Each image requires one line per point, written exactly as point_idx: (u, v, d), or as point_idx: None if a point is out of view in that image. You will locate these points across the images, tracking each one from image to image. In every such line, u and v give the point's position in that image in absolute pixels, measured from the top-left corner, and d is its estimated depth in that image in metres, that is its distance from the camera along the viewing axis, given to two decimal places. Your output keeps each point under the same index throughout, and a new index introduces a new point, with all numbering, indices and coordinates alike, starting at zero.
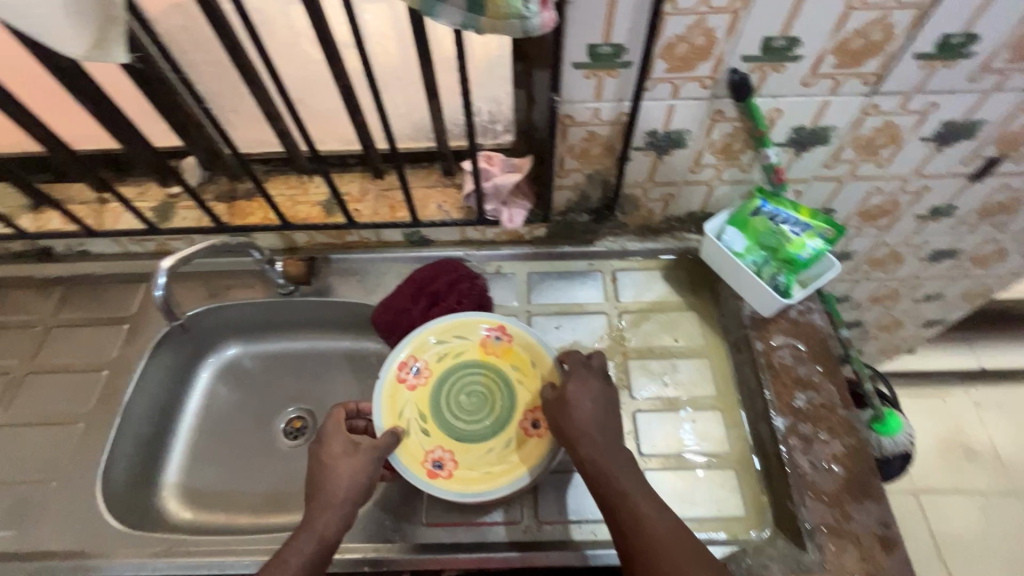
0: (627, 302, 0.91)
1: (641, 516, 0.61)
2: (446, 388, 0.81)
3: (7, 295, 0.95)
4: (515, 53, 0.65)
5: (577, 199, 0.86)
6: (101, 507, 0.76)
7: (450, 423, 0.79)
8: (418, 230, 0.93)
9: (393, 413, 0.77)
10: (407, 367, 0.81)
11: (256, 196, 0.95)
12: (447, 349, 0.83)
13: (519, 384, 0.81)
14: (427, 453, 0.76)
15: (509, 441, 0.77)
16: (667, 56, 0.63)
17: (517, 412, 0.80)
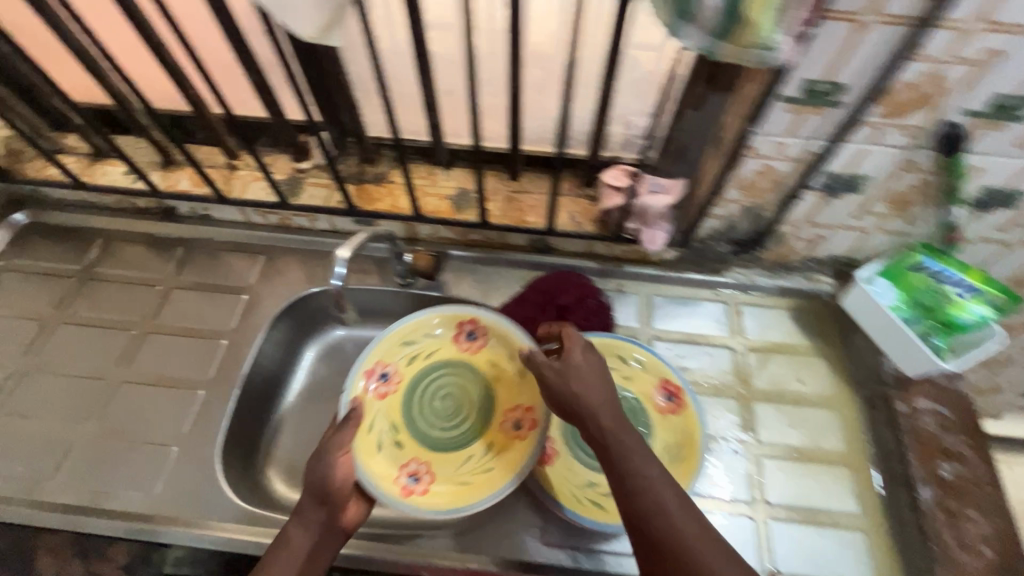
0: (752, 339, 0.88)
1: (656, 500, 0.55)
2: (420, 394, 0.83)
3: (127, 249, 0.95)
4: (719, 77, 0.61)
5: (723, 229, 0.83)
6: (221, 478, 0.75)
7: (426, 433, 0.81)
8: (545, 237, 0.91)
9: (364, 429, 0.78)
10: (373, 375, 0.81)
11: (384, 182, 0.93)
12: (413, 352, 0.84)
13: (500, 383, 0.83)
14: (402, 467, 0.77)
15: (487, 445, 0.79)
16: (885, 100, 0.60)
17: (495, 419, 0.81)
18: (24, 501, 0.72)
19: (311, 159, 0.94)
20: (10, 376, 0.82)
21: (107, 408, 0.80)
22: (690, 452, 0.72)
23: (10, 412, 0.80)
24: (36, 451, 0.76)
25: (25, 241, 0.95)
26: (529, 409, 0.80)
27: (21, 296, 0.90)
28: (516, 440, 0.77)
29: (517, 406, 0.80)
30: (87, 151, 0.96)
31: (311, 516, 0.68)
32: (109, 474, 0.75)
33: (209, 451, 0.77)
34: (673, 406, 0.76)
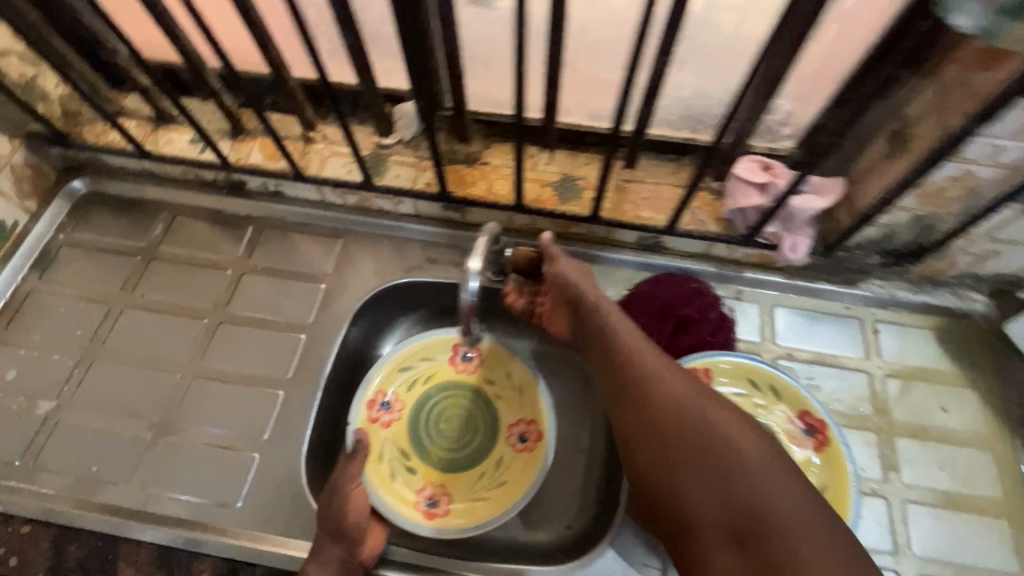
0: (891, 362, 0.77)
1: (698, 432, 0.54)
2: (424, 417, 0.78)
3: (191, 225, 0.87)
4: None
5: (879, 237, 0.72)
6: (307, 490, 0.69)
7: (437, 455, 0.76)
8: (658, 235, 0.79)
9: (372, 458, 0.74)
10: (376, 404, 0.77)
11: (478, 163, 0.83)
12: (415, 375, 0.79)
13: (505, 398, 0.78)
14: (418, 492, 0.73)
15: (497, 461, 0.75)
16: None
17: (501, 432, 0.77)
18: (103, 506, 0.67)
19: (396, 133, 0.84)
20: (78, 364, 0.77)
21: (183, 406, 0.74)
22: (839, 496, 0.65)
23: (81, 404, 0.74)
24: (111, 450, 0.71)
25: (84, 212, 0.87)
26: (533, 421, 0.76)
27: (84, 276, 0.83)
28: (523, 453, 0.75)
29: (523, 419, 0.77)
30: (149, 115, 0.86)
31: (329, 553, 0.62)
32: (189, 480, 0.69)
33: (294, 459, 0.70)
34: (815, 442, 0.68)
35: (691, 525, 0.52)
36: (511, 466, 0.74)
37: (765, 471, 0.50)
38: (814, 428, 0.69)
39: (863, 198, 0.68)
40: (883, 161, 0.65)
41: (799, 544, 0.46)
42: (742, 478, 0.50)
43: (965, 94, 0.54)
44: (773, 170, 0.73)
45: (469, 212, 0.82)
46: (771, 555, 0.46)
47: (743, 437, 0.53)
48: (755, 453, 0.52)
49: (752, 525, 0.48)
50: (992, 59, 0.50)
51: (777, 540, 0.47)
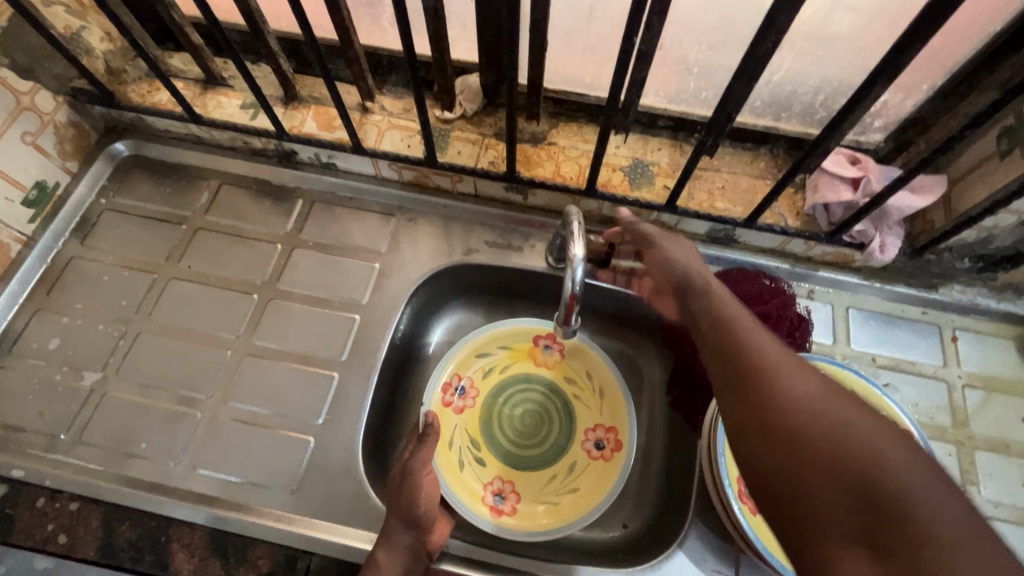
0: (971, 372, 0.74)
1: (797, 401, 0.43)
2: (496, 409, 0.78)
3: (239, 195, 0.83)
4: None
5: (974, 241, 0.68)
6: (365, 479, 0.66)
7: (507, 450, 0.76)
8: (734, 229, 0.76)
9: (443, 443, 0.74)
10: (451, 388, 0.77)
11: (545, 143, 0.78)
12: (491, 364, 0.79)
13: (582, 399, 0.78)
14: (486, 485, 0.73)
15: (570, 465, 0.75)
16: None
17: (576, 434, 0.76)
18: (153, 485, 0.65)
19: (458, 108, 0.79)
20: (124, 335, 0.73)
21: (233, 385, 0.71)
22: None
23: (127, 378, 0.71)
24: (160, 427, 0.69)
25: (128, 176, 0.84)
26: (611, 428, 0.75)
27: (128, 243, 0.79)
28: (600, 461, 0.73)
29: (601, 424, 0.76)
30: (197, 76, 0.82)
31: (398, 540, 0.59)
32: (242, 462, 0.67)
33: (351, 445, 0.68)
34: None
35: (794, 511, 0.39)
36: (585, 472, 0.74)
37: (895, 451, 0.38)
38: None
39: (969, 200, 0.64)
40: (996, 161, 0.61)
41: (969, 566, 0.32)
42: (862, 452, 0.38)
43: None
44: (862, 165, 0.70)
45: (533, 194, 0.78)
46: (921, 568, 0.33)
47: (858, 411, 0.41)
48: (876, 431, 0.39)
49: (867, 502, 0.36)
50: None
51: (929, 551, 0.33)
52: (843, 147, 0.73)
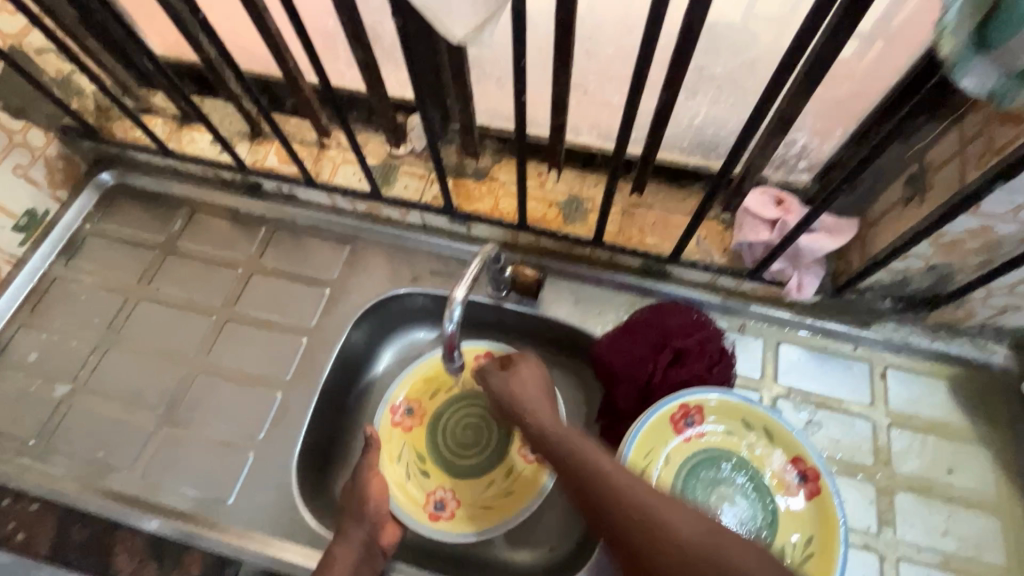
0: (899, 411, 0.74)
1: (631, 507, 0.46)
2: (443, 425, 0.81)
3: (207, 222, 0.90)
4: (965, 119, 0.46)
5: (892, 282, 0.69)
6: (297, 493, 0.71)
7: (450, 460, 0.80)
8: (663, 263, 0.78)
9: (390, 460, 0.78)
10: (398, 409, 0.81)
11: (486, 178, 0.83)
12: (436, 384, 0.83)
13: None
14: (430, 493, 0.77)
15: (506, 473, 0.78)
16: None
17: (514, 441, 0.80)
18: (104, 491, 0.71)
19: (407, 144, 0.85)
20: (95, 351, 0.81)
21: (187, 400, 0.77)
22: (825, 547, 0.63)
23: (93, 391, 0.78)
24: (117, 436, 0.75)
25: (112, 203, 0.92)
26: None
27: (105, 266, 0.87)
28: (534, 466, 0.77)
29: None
30: (174, 114, 0.90)
31: (353, 533, 0.64)
32: (186, 472, 0.72)
33: (287, 460, 0.72)
34: (807, 491, 0.66)
35: None
36: (518, 479, 0.77)
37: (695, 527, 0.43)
38: (807, 475, 0.66)
39: (876, 243, 0.65)
40: (900, 206, 0.62)
41: None
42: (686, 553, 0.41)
43: (982, 148, 0.51)
44: (785, 206, 0.70)
45: (473, 227, 0.83)
46: None
47: (664, 500, 0.46)
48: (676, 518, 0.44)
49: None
50: (1014, 118, 0.48)
51: None
52: (769, 185, 0.74)
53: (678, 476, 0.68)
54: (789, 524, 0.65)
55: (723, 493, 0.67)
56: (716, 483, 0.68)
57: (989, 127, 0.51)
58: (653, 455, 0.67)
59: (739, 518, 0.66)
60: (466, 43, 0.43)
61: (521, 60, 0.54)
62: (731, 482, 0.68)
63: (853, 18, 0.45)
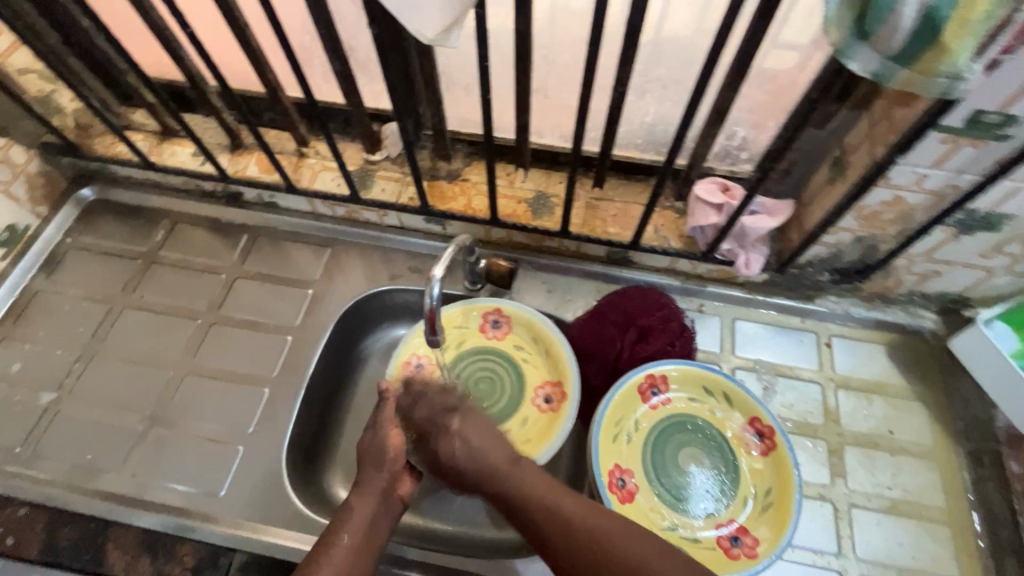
0: (844, 375, 0.81)
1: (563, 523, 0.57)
2: (455, 379, 0.83)
3: (189, 232, 0.93)
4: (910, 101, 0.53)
5: (827, 256, 0.77)
6: (288, 482, 0.73)
7: None
8: (627, 250, 0.84)
9: None
10: (411, 365, 0.81)
11: (458, 179, 0.88)
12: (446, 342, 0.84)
13: (529, 363, 0.83)
14: None
15: (521, 420, 0.80)
16: None
17: (528, 391, 0.82)
18: (94, 492, 0.72)
19: (383, 151, 0.90)
20: (79, 359, 0.82)
21: (174, 401, 0.79)
22: (782, 497, 0.68)
23: (80, 397, 0.79)
24: (105, 439, 0.76)
25: (92, 217, 0.94)
26: (558, 382, 0.81)
27: (88, 278, 0.89)
28: (548, 412, 0.79)
29: (547, 381, 0.82)
30: (154, 130, 0.93)
31: (372, 484, 0.66)
32: (177, 470, 0.74)
33: (277, 452, 0.75)
34: (763, 448, 0.72)
35: None
36: (535, 425, 0.79)
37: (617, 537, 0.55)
38: (764, 433, 0.73)
39: (809, 221, 0.73)
40: (827, 185, 0.70)
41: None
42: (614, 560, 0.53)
43: (885, 128, 0.59)
44: (730, 193, 0.77)
45: (448, 225, 0.88)
46: None
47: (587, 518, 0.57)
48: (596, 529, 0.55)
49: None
50: (906, 99, 0.55)
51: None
52: (718, 176, 0.81)
53: (647, 441, 0.74)
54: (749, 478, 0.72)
55: (690, 454, 0.74)
56: (684, 445, 0.74)
57: (890, 111, 0.58)
58: (623, 421, 0.74)
59: (704, 476, 0.73)
60: (435, 43, 0.48)
61: (485, 63, 0.60)
62: (697, 442, 0.74)
63: (766, 19, 0.53)
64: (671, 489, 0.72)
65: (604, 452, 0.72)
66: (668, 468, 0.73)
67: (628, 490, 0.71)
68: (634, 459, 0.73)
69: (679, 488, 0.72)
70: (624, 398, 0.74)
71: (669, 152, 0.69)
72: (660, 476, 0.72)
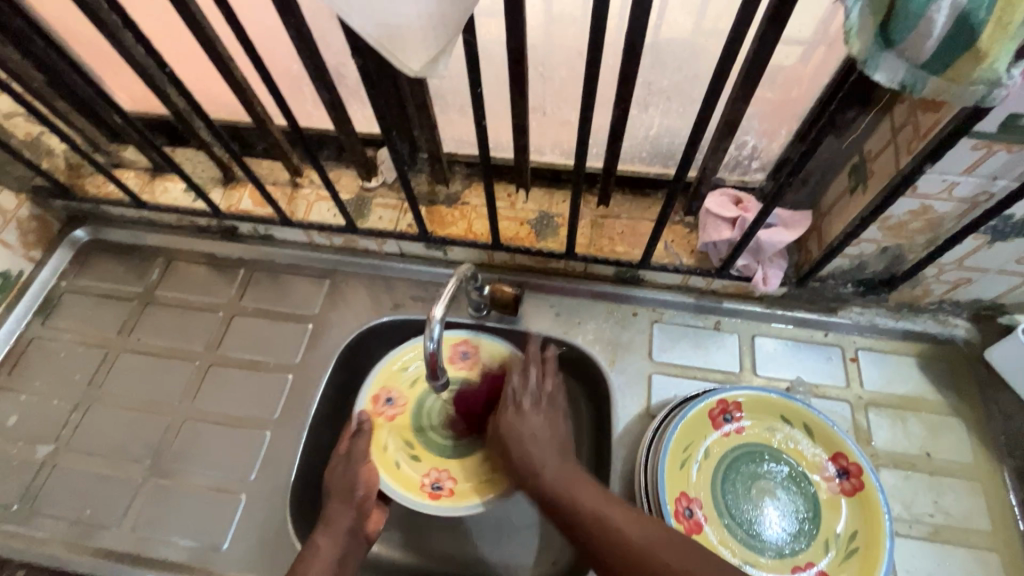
0: (874, 392, 0.76)
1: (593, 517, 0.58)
2: (428, 410, 0.78)
3: (184, 269, 0.90)
4: (957, 114, 0.48)
5: (850, 267, 0.73)
6: (294, 531, 0.71)
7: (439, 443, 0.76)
8: (636, 270, 0.80)
9: (377, 449, 0.75)
10: (381, 400, 0.78)
11: (458, 203, 0.85)
12: (418, 373, 0.80)
13: (503, 388, 0.78)
14: (424, 476, 0.74)
15: None
16: None
17: None
18: (95, 549, 0.70)
19: (379, 177, 0.87)
20: (76, 408, 0.80)
21: (173, 448, 0.76)
22: (870, 542, 0.63)
23: (78, 449, 0.77)
24: (104, 492, 0.74)
25: (86, 259, 0.92)
26: None
27: (83, 321, 0.86)
28: None
29: None
30: (147, 167, 0.91)
31: (339, 522, 0.65)
32: (179, 523, 0.71)
33: (281, 499, 0.72)
34: (848, 487, 0.66)
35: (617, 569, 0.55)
36: None
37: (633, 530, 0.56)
38: (849, 471, 0.67)
39: (829, 231, 0.69)
40: (847, 194, 0.65)
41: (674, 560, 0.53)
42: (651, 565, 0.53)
43: (909, 135, 0.55)
44: (743, 205, 0.74)
45: (449, 251, 0.84)
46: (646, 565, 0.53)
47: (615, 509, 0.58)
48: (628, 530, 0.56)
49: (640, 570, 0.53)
50: (933, 105, 0.51)
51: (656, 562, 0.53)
52: (730, 188, 0.78)
53: (718, 469, 0.68)
54: (835, 524, 0.65)
55: (764, 487, 0.68)
56: (757, 478, 0.68)
57: (913, 116, 0.54)
58: (693, 447, 0.68)
59: (782, 511, 0.66)
60: (421, 75, 0.45)
61: (480, 89, 0.57)
62: (772, 475, 0.68)
63: (776, 29, 0.49)
64: (742, 522, 0.66)
65: (670, 480, 0.66)
66: (740, 502, 0.67)
67: (696, 521, 0.65)
68: (702, 488, 0.67)
69: (749, 521, 0.66)
70: (693, 423, 0.68)
71: (677, 167, 0.65)
72: (733, 508, 0.66)
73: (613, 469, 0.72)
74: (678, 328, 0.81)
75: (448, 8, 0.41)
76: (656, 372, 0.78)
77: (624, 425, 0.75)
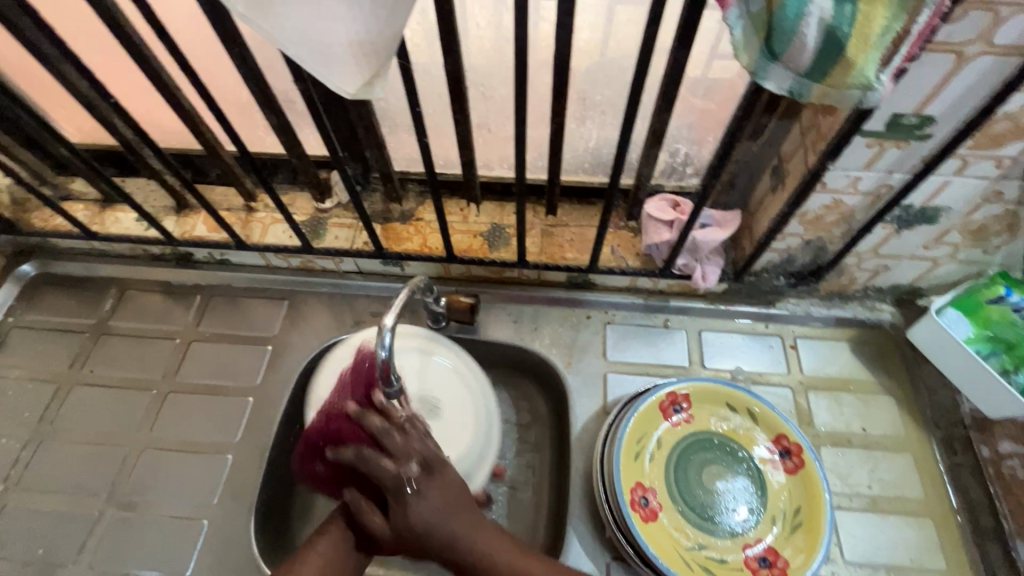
0: (812, 376, 0.81)
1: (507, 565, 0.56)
2: None
3: (138, 298, 0.89)
4: (848, 117, 0.54)
5: (780, 261, 0.79)
6: (259, 554, 0.70)
7: None
8: (586, 274, 0.84)
9: None
10: None
11: (412, 219, 0.88)
12: None
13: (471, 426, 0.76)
14: None
15: None
16: (964, 152, 0.57)
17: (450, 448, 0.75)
18: None
19: (334, 198, 0.89)
20: (27, 446, 0.78)
21: (131, 479, 0.75)
22: (812, 516, 0.67)
23: (31, 488, 0.75)
24: (60, 530, 0.72)
25: (33, 294, 0.90)
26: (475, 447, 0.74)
27: (32, 357, 0.85)
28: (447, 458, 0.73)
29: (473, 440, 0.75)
30: (96, 198, 0.91)
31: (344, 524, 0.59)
32: (141, 555, 0.70)
33: (246, 523, 0.72)
34: (791, 465, 0.70)
35: None
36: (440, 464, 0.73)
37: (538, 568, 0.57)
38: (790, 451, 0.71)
39: (758, 228, 0.75)
40: (770, 193, 0.71)
41: None
42: None
43: (814, 136, 0.60)
44: (681, 208, 0.78)
45: (406, 266, 0.86)
46: None
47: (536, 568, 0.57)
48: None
49: None
50: (831, 108, 0.57)
51: None
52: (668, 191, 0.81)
53: (670, 458, 0.72)
54: (779, 500, 0.69)
55: (714, 471, 0.71)
56: (706, 463, 0.72)
57: (816, 120, 0.60)
58: (645, 439, 0.71)
59: (732, 493, 0.70)
60: (358, 97, 0.48)
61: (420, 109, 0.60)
62: (721, 460, 0.72)
63: (685, 45, 0.54)
64: (695, 506, 0.69)
65: (626, 472, 0.68)
66: (692, 486, 0.70)
67: (651, 509, 0.68)
68: (656, 477, 0.70)
69: (702, 505, 0.69)
70: (644, 415, 0.71)
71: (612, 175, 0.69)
72: (686, 494, 0.70)
73: (573, 467, 0.75)
74: (629, 327, 0.85)
75: (374, 36, 0.44)
76: (610, 371, 0.81)
77: (582, 424, 0.78)
